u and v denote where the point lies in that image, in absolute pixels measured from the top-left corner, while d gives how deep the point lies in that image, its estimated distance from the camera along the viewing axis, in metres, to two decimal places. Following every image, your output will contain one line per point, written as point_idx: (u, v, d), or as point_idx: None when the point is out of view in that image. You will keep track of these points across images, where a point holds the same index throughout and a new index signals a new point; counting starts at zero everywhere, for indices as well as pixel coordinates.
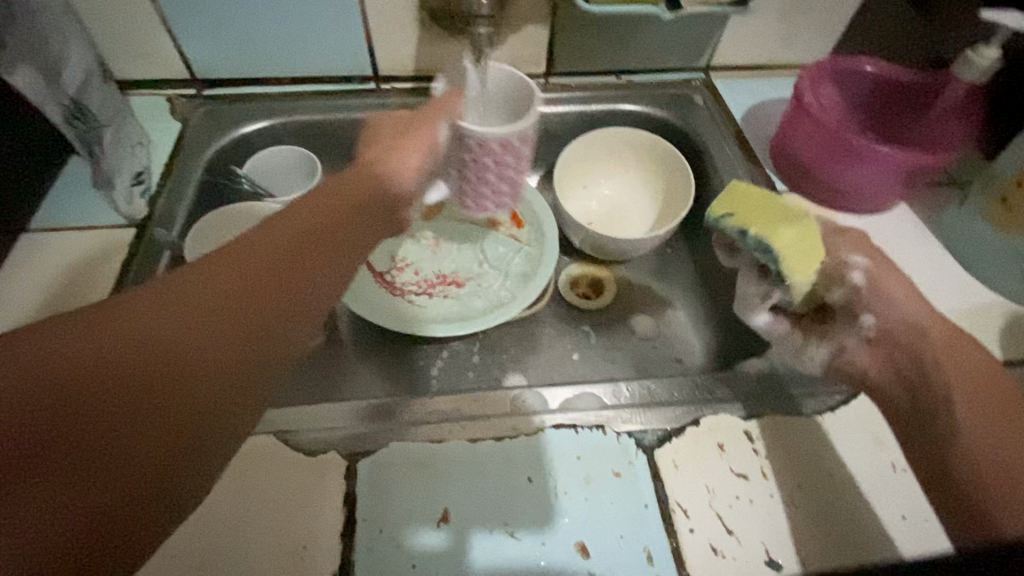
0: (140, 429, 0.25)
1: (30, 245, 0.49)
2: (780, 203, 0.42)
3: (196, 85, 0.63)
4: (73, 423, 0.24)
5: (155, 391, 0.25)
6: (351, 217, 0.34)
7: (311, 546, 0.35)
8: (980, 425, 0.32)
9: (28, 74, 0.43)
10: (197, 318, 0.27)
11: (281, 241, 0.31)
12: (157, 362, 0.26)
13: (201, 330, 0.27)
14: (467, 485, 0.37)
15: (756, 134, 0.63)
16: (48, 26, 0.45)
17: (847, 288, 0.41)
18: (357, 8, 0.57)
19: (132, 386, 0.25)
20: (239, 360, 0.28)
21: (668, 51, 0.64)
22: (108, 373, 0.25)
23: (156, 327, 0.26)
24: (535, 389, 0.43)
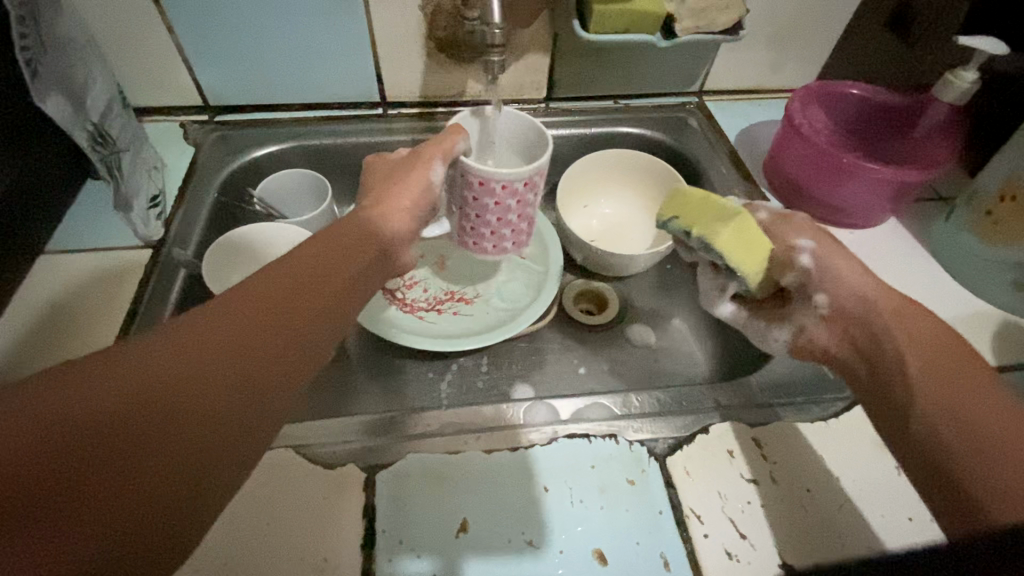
0: (160, 453, 0.24)
1: (47, 267, 0.50)
2: (716, 200, 0.42)
3: (209, 112, 0.65)
4: (115, 443, 0.23)
5: (185, 413, 0.25)
6: (362, 254, 0.36)
7: (332, 557, 0.35)
8: (934, 388, 0.33)
9: (58, 102, 0.46)
10: (217, 344, 0.27)
11: (298, 273, 0.32)
12: (180, 384, 0.25)
13: (223, 354, 0.27)
14: (484, 496, 0.38)
15: (749, 153, 0.66)
16: (74, 55, 0.48)
17: (797, 272, 0.42)
18: (368, 38, 0.60)
19: (171, 413, 0.25)
20: (261, 381, 0.28)
21: (663, 77, 0.67)
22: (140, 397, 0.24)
23: (175, 352, 0.26)
24: (546, 401, 0.44)
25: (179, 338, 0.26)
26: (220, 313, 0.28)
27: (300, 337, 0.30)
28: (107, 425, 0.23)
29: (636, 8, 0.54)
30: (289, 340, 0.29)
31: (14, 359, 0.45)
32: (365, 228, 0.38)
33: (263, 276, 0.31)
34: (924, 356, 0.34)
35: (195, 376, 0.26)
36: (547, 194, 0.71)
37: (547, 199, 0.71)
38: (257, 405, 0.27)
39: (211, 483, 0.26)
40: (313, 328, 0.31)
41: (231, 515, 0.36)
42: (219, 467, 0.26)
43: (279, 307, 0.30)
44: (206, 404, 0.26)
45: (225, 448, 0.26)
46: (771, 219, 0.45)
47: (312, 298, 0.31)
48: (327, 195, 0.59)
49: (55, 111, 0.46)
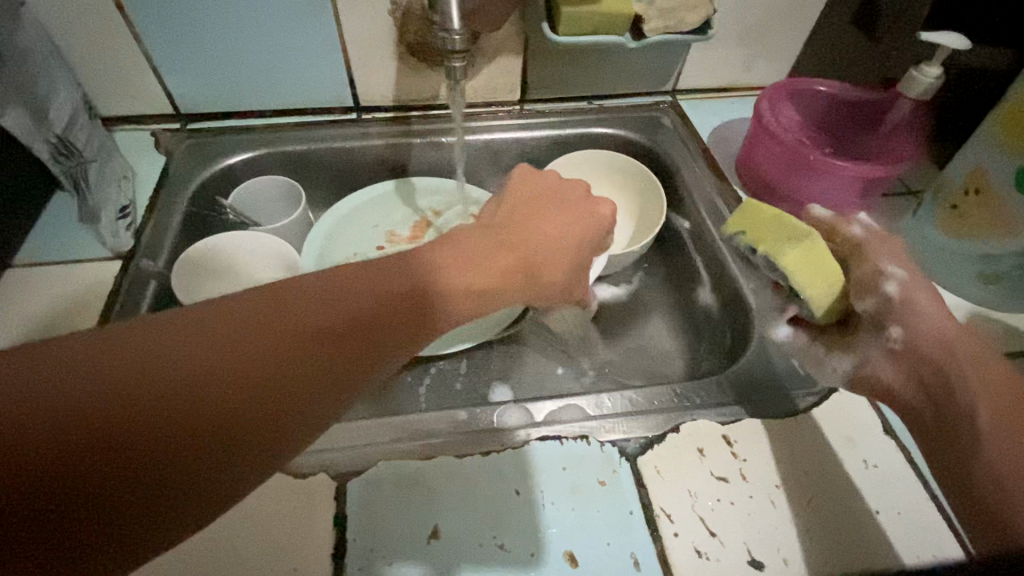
0: (104, 503, 0.20)
1: (14, 281, 0.49)
2: (791, 223, 0.45)
3: (180, 120, 0.64)
4: (110, 459, 0.20)
5: (190, 438, 0.22)
6: (414, 306, 0.29)
7: (302, 568, 0.35)
8: (1002, 441, 0.31)
9: (18, 115, 0.45)
10: (209, 385, 0.22)
11: (369, 299, 0.27)
12: (186, 406, 0.22)
13: (213, 394, 0.22)
14: (455, 502, 0.38)
15: (722, 151, 0.66)
16: (32, 66, 0.47)
17: (877, 298, 0.40)
18: (338, 44, 0.59)
19: (179, 435, 0.21)
20: (273, 423, 0.24)
21: (637, 77, 0.67)
22: (154, 410, 0.21)
23: (199, 365, 0.22)
24: (520, 403, 0.44)
25: (174, 356, 0.22)
26: (228, 339, 0.23)
27: (300, 399, 0.25)
28: (112, 432, 0.20)
29: (604, 10, 0.54)
30: (289, 402, 0.24)
31: None
32: (426, 268, 0.31)
33: (291, 301, 0.26)
34: (1000, 407, 0.32)
35: (172, 418, 0.21)
36: None
37: None
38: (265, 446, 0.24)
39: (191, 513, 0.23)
40: (355, 372, 0.26)
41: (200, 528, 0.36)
42: (202, 500, 0.23)
43: (292, 352, 0.24)
44: (170, 459, 0.21)
45: (179, 504, 0.22)
46: (866, 239, 0.43)
47: (370, 336, 0.27)
48: (301, 202, 0.59)
49: (15, 124, 0.45)
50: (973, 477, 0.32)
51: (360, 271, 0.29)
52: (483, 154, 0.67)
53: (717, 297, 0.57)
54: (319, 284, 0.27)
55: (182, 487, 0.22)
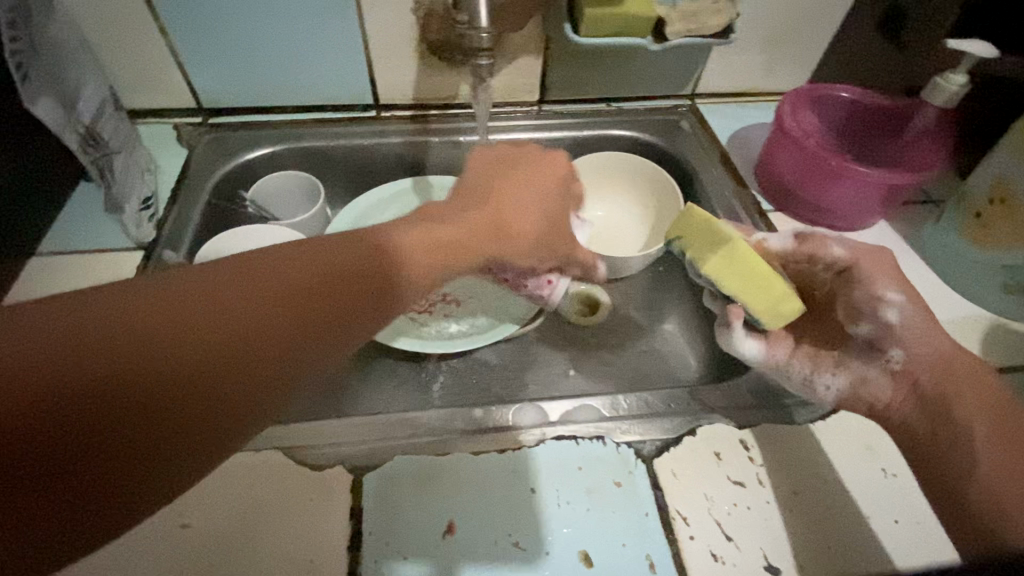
0: (105, 459, 0.23)
1: (39, 269, 0.50)
2: (713, 225, 0.43)
3: (202, 114, 0.65)
4: (72, 422, 0.22)
5: (151, 406, 0.24)
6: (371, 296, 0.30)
7: (318, 558, 0.35)
8: (997, 463, 0.34)
9: (49, 105, 0.46)
10: (159, 364, 0.24)
11: (318, 268, 0.29)
12: (146, 374, 0.23)
13: (172, 360, 0.24)
14: (471, 498, 0.38)
15: (741, 156, 0.66)
16: (61, 60, 0.47)
17: (877, 324, 0.40)
18: (360, 42, 0.60)
19: (139, 402, 0.23)
20: (229, 390, 0.25)
21: (656, 79, 0.67)
22: (115, 378, 0.23)
23: (150, 337, 0.24)
24: (535, 402, 0.44)
25: (150, 323, 0.24)
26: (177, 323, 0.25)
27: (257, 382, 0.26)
28: (71, 397, 0.22)
29: (627, 12, 0.54)
30: (243, 381, 0.26)
31: None
32: (379, 246, 0.32)
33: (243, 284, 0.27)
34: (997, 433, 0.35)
35: (130, 387, 0.23)
36: None
37: None
38: (226, 409, 0.26)
39: (163, 473, 0.25)
40: (307, 337, 0.28)
41: (217, 517, 0.36)
42: (171, 463, 0.25)
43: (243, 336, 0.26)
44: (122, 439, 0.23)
45: (179, 454, 0.25)
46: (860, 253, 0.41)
47: (320, 304, 0.28)
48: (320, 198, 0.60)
49: (46, 114, 0.46)
50: (965, 491, 0.35)
51: (307, 240, 0.30)
52: None
53: None
54: (267, 256, 0.29)
55: (150, 447, 0.24)
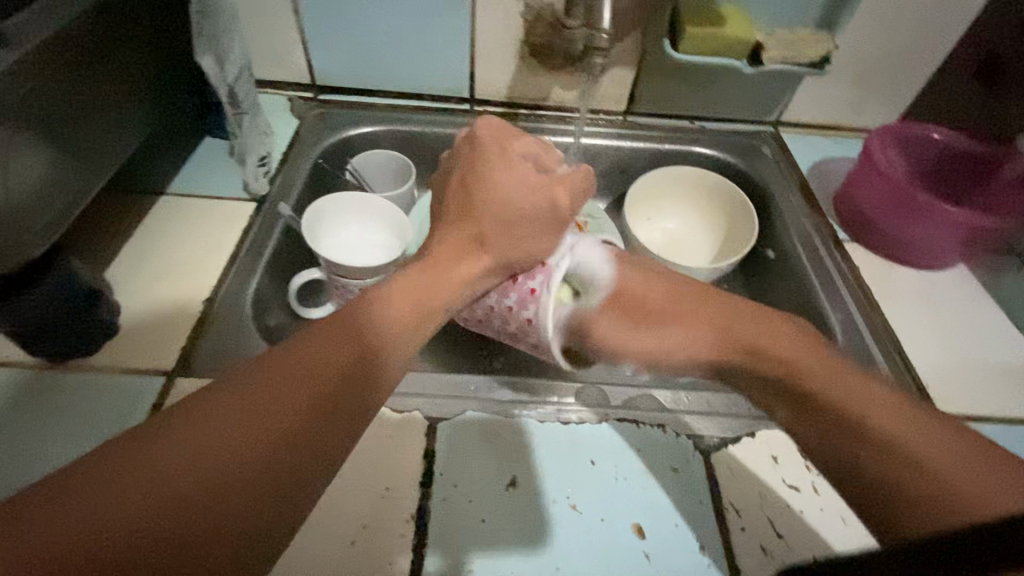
0: (218, 523, 0.24)
1: (164, 205, 0.56)
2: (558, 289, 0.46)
3: (314, 90, 0.71)
4: (184, 499, 0.23)
5: (251, 456, 0.25)
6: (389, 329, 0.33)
7: (394, 489, 0.38)
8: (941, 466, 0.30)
9: (212, 62, 0.53)
10: (211, 447, 0.25)
11: (367, 322, 0.33)
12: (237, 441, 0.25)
13: (259, 419, 0.26)
14: (534, 459, 0.40)
15: (819, 185, 0.67)
16: (220, 25, 0.53)
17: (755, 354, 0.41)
18: (468, 39, 0.65)
19: (239, 461, 0.25)
20: (319, 431, 0.28)
21: (741, 103, 0.69)
22: (211, 450, 0.25)
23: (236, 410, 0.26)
24: (599, 385, 0.46)
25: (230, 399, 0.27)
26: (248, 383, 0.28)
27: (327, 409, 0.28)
28: (176, 479, 0.24)
29: (727, 33, 0.58)
30: (327, 420, 0.28)
31: (129, 277, 0.50)
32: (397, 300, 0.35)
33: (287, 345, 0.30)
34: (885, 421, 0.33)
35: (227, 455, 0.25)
36: (613, 202, 0.73)
37: (611, 207, 0.74)
38: (317, 450, 0.28)
39: (269, 524, 0.25)
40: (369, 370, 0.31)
41: None
42: (275, 514, 0.26)
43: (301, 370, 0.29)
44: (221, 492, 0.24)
45: (284, 497, 0.26)
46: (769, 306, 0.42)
47: (374, 346, 0.32)
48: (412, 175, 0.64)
49: (208, 67, 0.53)
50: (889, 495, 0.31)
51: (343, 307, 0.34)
52: (579, 159, 0.70)
53: None
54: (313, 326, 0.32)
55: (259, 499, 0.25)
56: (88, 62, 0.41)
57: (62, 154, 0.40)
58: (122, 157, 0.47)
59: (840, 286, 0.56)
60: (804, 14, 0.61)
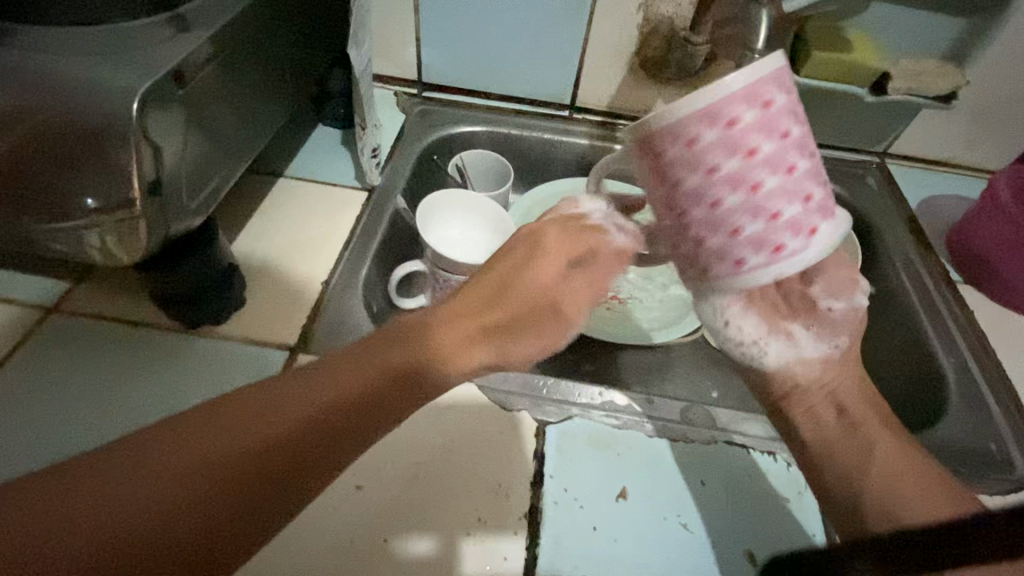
0: (232, 488, 0.26)
1: (282, 188, 0.58)
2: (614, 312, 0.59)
3: (417, 86, 0.72)
4: (215, 460, 0.27)
5: (276, 441, 0.28)
6: (407, 379, 0.31)
7: (507, 486, 0.40)
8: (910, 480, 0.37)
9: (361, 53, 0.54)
10: (254, 423, 0.28)
11: (423, 336, 0.33)
12: (272, 424, 0.28)
13: (296, 408, 0.29)
14: (644, 473, 0.41)
15: (930, 222, 0.64)
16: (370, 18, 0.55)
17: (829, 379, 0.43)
18: (580, 49, 0.65)
19: (267, 440, 0.28)
20: (341, 436, 0.29)
21: (851, 129, 0.67)
22: (251, 423, 0.28)
23: (283, 395, 0.29)
24: (705, 406, 0.46)
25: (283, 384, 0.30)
26: (253, 405, 0.28)
27: (302, 461, 0.28)
28: (223, 438, 0.27)
29: (857, 59, 0.57)
30: (349, 429, 0.29)
31: (252, 253, 0.52)
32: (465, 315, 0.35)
33: (302, 371, 0.31)
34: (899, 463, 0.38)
35: (261, 433, 0.28)
36: None
37: None
38: (333, 454, 0.29)
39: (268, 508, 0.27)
40: (402, 387, 0.31)
41: (421, 428, 0.42)
42: (274, 501, 0.27)
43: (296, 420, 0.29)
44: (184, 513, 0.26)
45: (292, 487, 0.28)
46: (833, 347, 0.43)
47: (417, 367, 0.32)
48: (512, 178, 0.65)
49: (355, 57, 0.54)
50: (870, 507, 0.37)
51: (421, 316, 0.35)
52: None
53: (905, 364, 0.56)
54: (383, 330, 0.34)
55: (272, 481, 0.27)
56: (252, 48, 0.44)
57: (218, 137, 0.42)
58: (260, 143, 0.49)
59: (953, 330, 0.54)
60: (931, 44, 0.61)
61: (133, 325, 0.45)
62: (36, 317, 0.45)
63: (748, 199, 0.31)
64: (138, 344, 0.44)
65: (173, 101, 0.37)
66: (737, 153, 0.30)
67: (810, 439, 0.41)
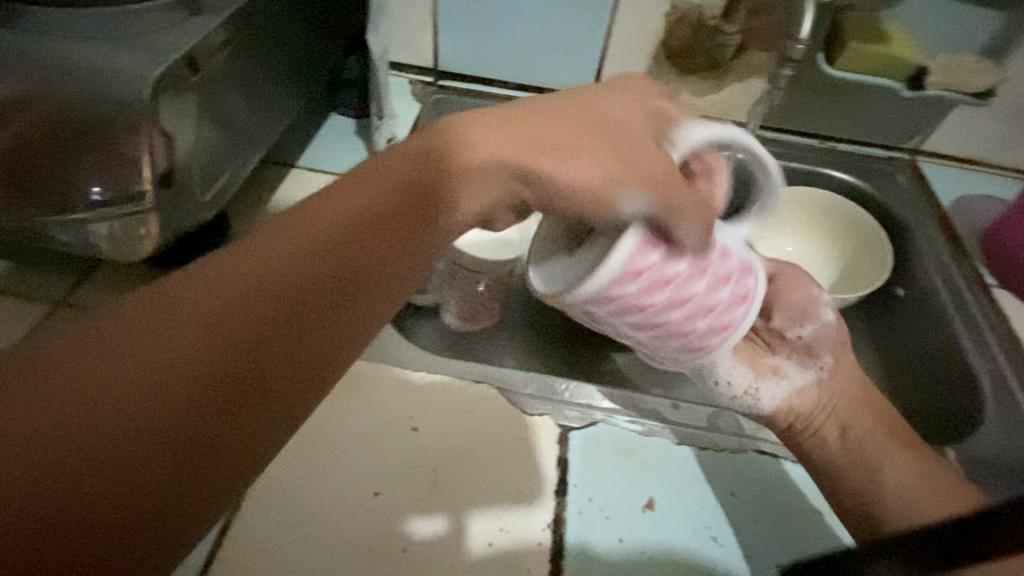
0: (208, 406, 0.20)
1: (295, 179, 0.57)
2: None
3: (433, 74, 0.70)
4: (181, 369, 0.20)
5: (248, 344, 0.21)
6: (385, 258, 0.23)
7: (530, 493, 0.38)
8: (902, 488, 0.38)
9: (380, 39, 0.52)
10: (216, 320, 0.21)
11: (380, 198, 0.24)
12: (240, 322, 0.21)
13: (257, 300, 0.21)
14: (671, 482, 0.40)
15: (963, 222, 0.62)
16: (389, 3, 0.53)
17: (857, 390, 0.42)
18: (604, 38, 0.63)
19: (244, 341, 0.21)
20: (314, 342, 0.22)
21: (883, 125, 0.65)
22: (217, 322, 0.21)
23: (232, 288, 0.22)
24: (732, 412, 0.44)
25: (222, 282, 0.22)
26: (201, 300, 0.21)
27: (286, 379, 0.21)
28: (184, 344, 0.21)
29: (896, 52, 0.55)
30: (331, 328, 0.22)
31: None
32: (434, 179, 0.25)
33: (235, 259, 0.22)
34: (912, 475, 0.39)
35: (227, 335, 0.21)
36: None
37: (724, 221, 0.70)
38: (315, 359, 0.22)
39: (259, 432, 0.21)
40: (378, 264, 0.23)
41: (441, 431, 0.40)
42: (265, 426, 0.21)
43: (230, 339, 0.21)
44: (133, 428, 0.19)
45: (284, 405, 0.22)
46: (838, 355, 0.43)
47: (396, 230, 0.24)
48: None
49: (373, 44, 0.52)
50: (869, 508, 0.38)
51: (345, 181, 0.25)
52: None
53: (937, 369, 0.54)
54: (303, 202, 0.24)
55: (257, 398, 0.21)
56: (266, 33, 0.42)
57: (231, 127, 0.40)
58: (273, 132, 0.47)
59: (989, 336, 0.52)
60: (971, 38, 0.58)
61: None
62: (44, 311, 0.44)
63: (691, 310, 0.31)
64: None
65: (185, 89, 0.35)
66: (663, 287, 0.29)
67: (845, 450, 0.40)
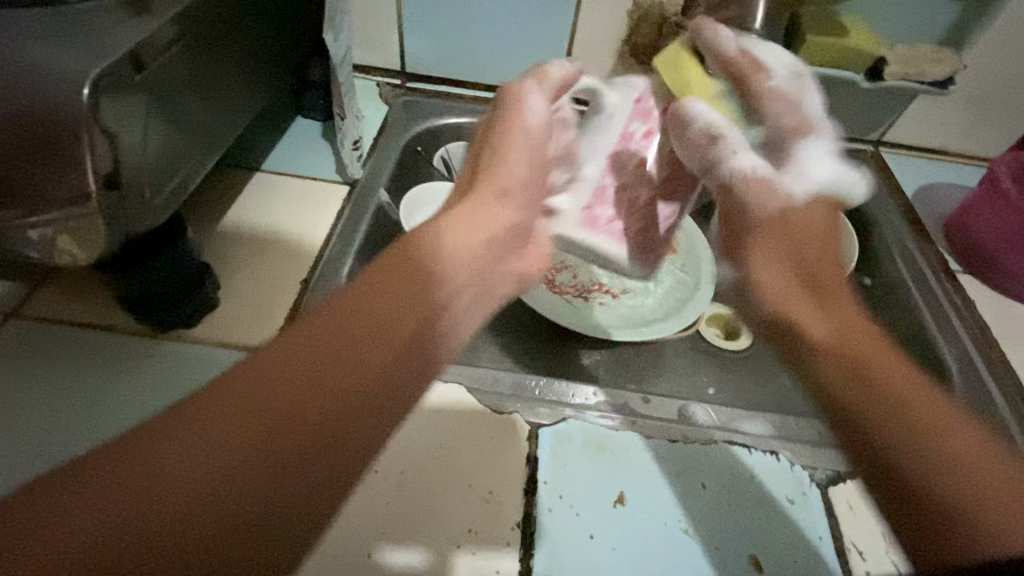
0: (288, 471, 0.23)
1: (259, 184, 0.56)
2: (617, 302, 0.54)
3: (401, 77, 0.69)
4: (264, 440, 0.23)
5: (320, 413, 0.24)
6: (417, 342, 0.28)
7: (498, 493, 0.38)
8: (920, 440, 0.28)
9: (339, 39, 0.52)
10: (292, 390, 0.24)
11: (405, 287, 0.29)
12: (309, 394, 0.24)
13: (321, 372, 0.25)
14: (643, 475, 0.39)
15: (927, 210, 0.63)
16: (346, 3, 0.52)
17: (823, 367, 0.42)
18: (569, 35, 0.63)
19: (313, 411, 0.24)
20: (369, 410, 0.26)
21: (846, 117, 0.66)
22: (289, 394, 0.24)
23: (302, 363, 0.25)
24: (702, 404, 0.44)
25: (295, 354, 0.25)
26: (275, 373, 0.24)
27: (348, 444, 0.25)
28: (264, 418, 0.23)
29: (851, 42, 0.55)
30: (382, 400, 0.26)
31: (227, 253, 0.50)
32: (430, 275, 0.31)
33: (299, 339, 0.26)
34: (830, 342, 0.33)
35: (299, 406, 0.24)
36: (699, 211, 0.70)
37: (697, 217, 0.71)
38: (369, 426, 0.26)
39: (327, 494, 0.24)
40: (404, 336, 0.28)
41: (408, 433, 0.40)
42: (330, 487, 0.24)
43: (314, 373, 0.25)
44: (224, 498, 0.22)
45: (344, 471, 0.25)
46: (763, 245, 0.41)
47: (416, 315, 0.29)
48: None
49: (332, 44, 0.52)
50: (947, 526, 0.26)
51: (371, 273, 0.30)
52: None
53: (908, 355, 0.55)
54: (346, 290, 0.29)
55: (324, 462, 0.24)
56: (219, 34, 0.41)
57: (183, 130, 0.39)
58: (231, 134, 0.46)
59: (953, 318, 0.53)
60: (925, 29, 0.59)
61: (104, 329, 0.43)
62: None
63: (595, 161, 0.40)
64: (104, 350, 0.42)
65: (130, 89, 0.34)
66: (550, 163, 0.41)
67: None
